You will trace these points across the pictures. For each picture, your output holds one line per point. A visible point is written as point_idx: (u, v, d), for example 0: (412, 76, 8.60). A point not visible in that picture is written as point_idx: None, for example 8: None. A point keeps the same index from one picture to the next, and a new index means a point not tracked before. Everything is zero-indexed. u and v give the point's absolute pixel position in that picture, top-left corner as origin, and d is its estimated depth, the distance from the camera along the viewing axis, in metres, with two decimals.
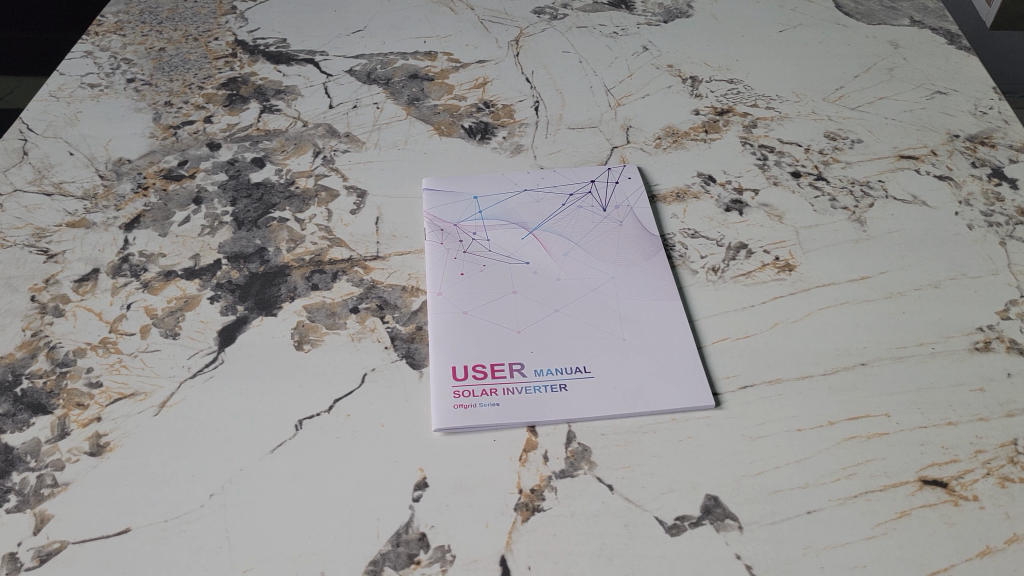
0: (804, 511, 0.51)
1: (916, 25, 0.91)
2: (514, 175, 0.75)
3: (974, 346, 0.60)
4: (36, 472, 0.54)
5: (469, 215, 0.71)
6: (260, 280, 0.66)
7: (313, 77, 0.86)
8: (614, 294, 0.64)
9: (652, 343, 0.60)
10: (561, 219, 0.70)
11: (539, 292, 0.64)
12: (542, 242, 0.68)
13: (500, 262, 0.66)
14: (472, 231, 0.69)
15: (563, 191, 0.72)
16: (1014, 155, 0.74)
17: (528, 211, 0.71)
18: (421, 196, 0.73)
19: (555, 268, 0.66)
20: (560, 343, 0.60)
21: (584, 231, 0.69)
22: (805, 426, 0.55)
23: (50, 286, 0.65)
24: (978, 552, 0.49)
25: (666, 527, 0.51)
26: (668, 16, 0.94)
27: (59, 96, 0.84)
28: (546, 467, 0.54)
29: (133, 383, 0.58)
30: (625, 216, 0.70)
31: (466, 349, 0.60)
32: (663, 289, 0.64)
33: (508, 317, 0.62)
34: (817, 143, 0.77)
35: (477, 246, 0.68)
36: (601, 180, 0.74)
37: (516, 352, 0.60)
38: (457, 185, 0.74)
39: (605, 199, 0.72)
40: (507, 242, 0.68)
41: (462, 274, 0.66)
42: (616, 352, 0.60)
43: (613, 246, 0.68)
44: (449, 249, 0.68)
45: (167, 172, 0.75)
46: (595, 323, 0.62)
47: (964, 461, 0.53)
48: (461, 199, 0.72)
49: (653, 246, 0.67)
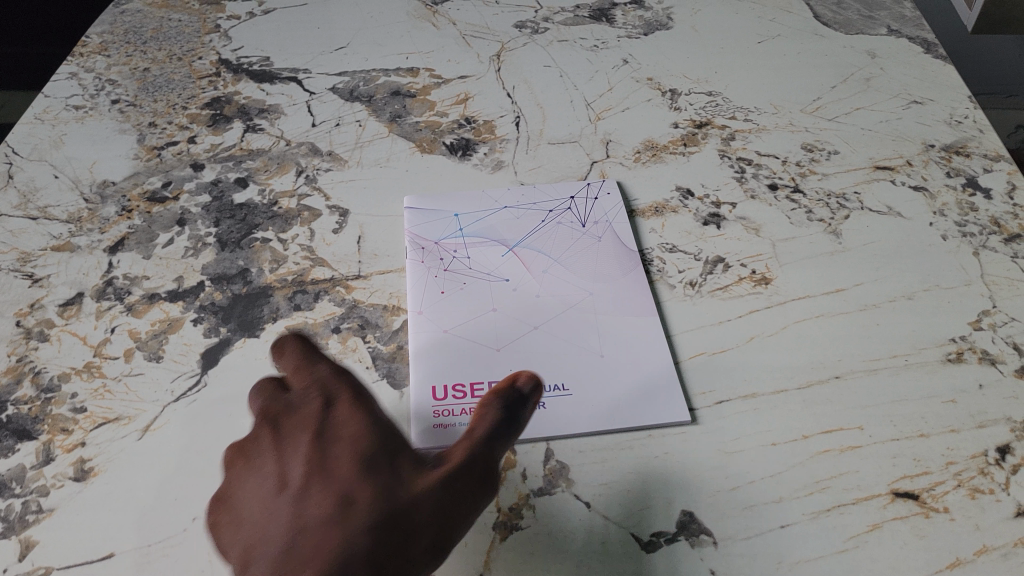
0: (778, 526, 0.52)
1: (894, 33, 0.92)
2: (495, 192, 0.75)
3: (947, 357, 0.60)
4: (21, 498, 0.54)
5: (449, 232, 0.71)
6: (243, 302, 0.66)
7: (296, 96, 0.87)
8: (593, 310, 0.64)
9: (630, 359, 0.61)
10: (540, 235, 0.71)
11: (519, 310, 0.65)
12: (523, 260, 0.69)
13: (481, 280, 0.67)
14: (453, 249, 0.70)
15: (543, 207, 0.73)
16: (988, 165, 0.75)
17: (508, 228, 0.71)
18: (403, 213, 0.74)
19: (534, 285, 0.67)
20: (539, 361, 0.61)
21: (564, 247, 0.70)
22: (779, 440, 0.56)
23: (35, 310, 0.66)
24: (947, 565, 0.50)
25: (642, 543, 0.51)
26: (649, 28, 0.95)
27: (44, 118, 0.85)
28: (525, 485, 0.54)
29: (118, 408, 0.59)
30: (605, 232, 0.71)
31: (446, 368, 0.61)
32: (642, 304, 0.65)
33: (488, 335, 0.63)
34: (794, 155, 0.77)
35: (458, 264, 0.69)
36: (581, 196, 0.74)
37: (495, 370, 0.60)
38: (438, 202, 0.75)
39: (585, 214, 0.73)
40: (487, 260, 0.69)
41: (443, 292, 0.66)
42: (593, 368, 0.60)
43: (592, 262, 0.68)
44: (430, 267, 0.68)
45: (151, 194, 0.76)
46: (574, 339, 0.62)
47: (935, 473, 0.54)
48: (442, 217, 0.73)
49: (631, 262, 0.68)
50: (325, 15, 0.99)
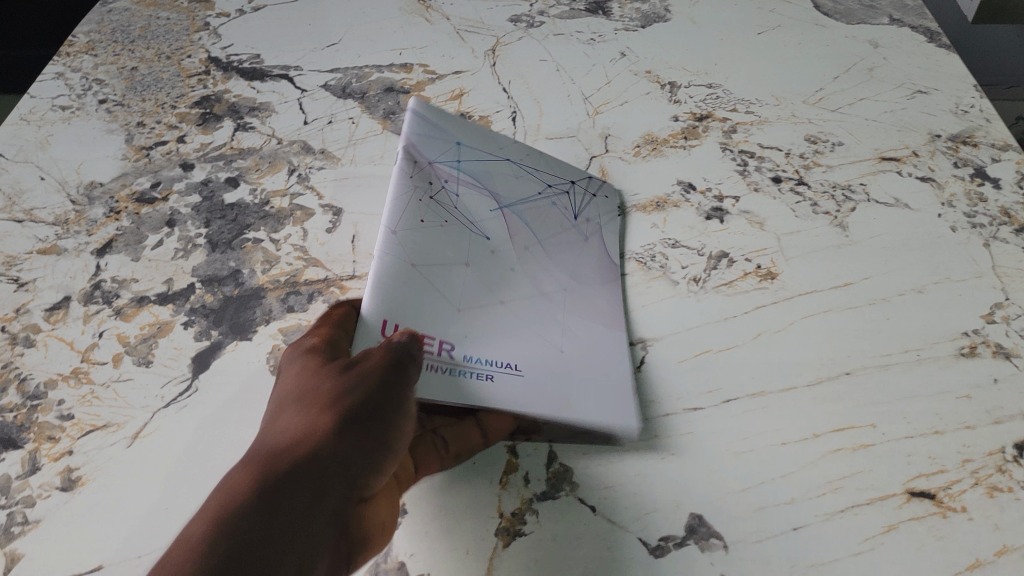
0: (790, 528, 0.50)
1: (896, 23, 0.90)
2: (503, 146, 0.73)
3: (960, 352, 0.59)
4: (6, 509, 0.53)
5: (447, 158, 0.69)
6: (235, 304, 0.65)
7: (288, 93, 0.85)
8: (565, 306, 0.62)
9: (592, 364, 0.59)
10: (531, 208, 0.68)
11: (489, 273, 0.62)
12: (507, 224, 0.66)
13: (461, 225, 0.64)
14: (445, 178, 0.67)
15: (542, 181, 0.71)
16: (996, 154, 0.74)
17: (505, 187, 0.69)
18: (411, 117, 0.71)
19: (512, 254, 0.64)
20: (501, 336, 0.59)
21: (548, 230, 0.67)
22: (789, 440, 0.54)
23: (20, 315, 0.64)
24: (967, 566, 0.48)
25: (650, 548, 0.50)
26: (646, 21, 0.93)
27: (30, 119, 0.83)
28: (527, 490, 0.53)
29: (106, 415, 0.57)
30: (594, 234, 0.68)
31: (403, 298, 0.57)
32: (612, 316, 0.62)
33: (457, 288, 0.60)
34: (797, 147, 0.76)
35: (445, 196, 0.65)
36: (581, 185, 0.72)
37: (450, 329, 0.57)
38: (444, 125, 0.72)
39: (579, 205, 0.70)
40: (474, 206, 0.66)
41: (423, 219, 0.62)
42: (556, 361, 0.58)
43: (573, 257, 0.66)
44: (420, 189, 0.65)
45: (139, 195, 0.74)
46: (541, 329, 0.60)
47: (952, 471, 0.52)
48: (445, 138, 0.71)
49: (610, 272, 0.66)
50: (315, 11, 0.97)
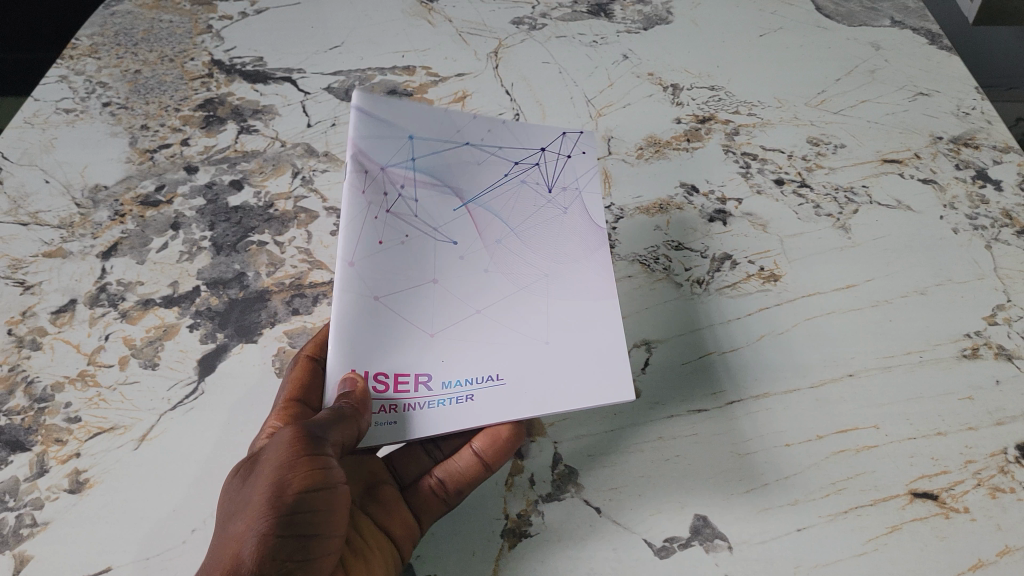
0: (794, 529, 0.51)
1: (897, 25, 0.90)
2: (458, 116, 0.60)
3: (962, 354, 0.60)
4: (15, 512, 0.53)
5: (399, 159, 0.57)
6: (240, 307, 0.65)
7: (291, 96, 0.85)
8: (547, 296, 0.56)
9: (580, 346, 0.55)
10: (500, 191, 0.59)
11: (461, 281, 0.56)
12: (475, 220, 0.58)
13: (425, 236, 0.56)
14: (400, 183, 0.57)
15: (508, 154, 0.60)
16: (997, 156, 0.74)
17: (467, 170, 0.59)
18: (351, 117, 0.57)
19: (483, 257, 0.57)
20: (477, 351, 0.54)
21: (524, 215, 0.59)
22: (794, 441, 0.55)
23: (27, 318, 0.64)
24: (970, 566, 0.49)
25: (655, 549, 0.50)
26: (648, 23, 0.93)
27: (34, 122, 0.82)
28: (533, 492, 0.53)
29: (113, 417, 0.58)
30: (574, 204, 0.60)
31: (371, 343, 0.53)
32: (601, 286, 0.57)
33: (423, 311, 0.54)
34: (799, 149, 0.76)
35: (403, 206, 0.56)
36: (553, 149, 0.62)
37: (423, 359, 0.53)
38: (392, 113, 0.58)
39: (552, 174, 0.61)
40: (437, 212, 0.57)
41: (379, 243, 0.55)
42: (542, 363, 0.54)
43: (553, 237, 0.59)
44: (371, 204, 0.55)
45: (144, 197, 0.74)
46: (520, 325, 0.55)
47: (954, 472, 0.53)
48: (393, 133, 0.57)
49: (597, 239, 0.59)
50: (316, 9, 0.97)
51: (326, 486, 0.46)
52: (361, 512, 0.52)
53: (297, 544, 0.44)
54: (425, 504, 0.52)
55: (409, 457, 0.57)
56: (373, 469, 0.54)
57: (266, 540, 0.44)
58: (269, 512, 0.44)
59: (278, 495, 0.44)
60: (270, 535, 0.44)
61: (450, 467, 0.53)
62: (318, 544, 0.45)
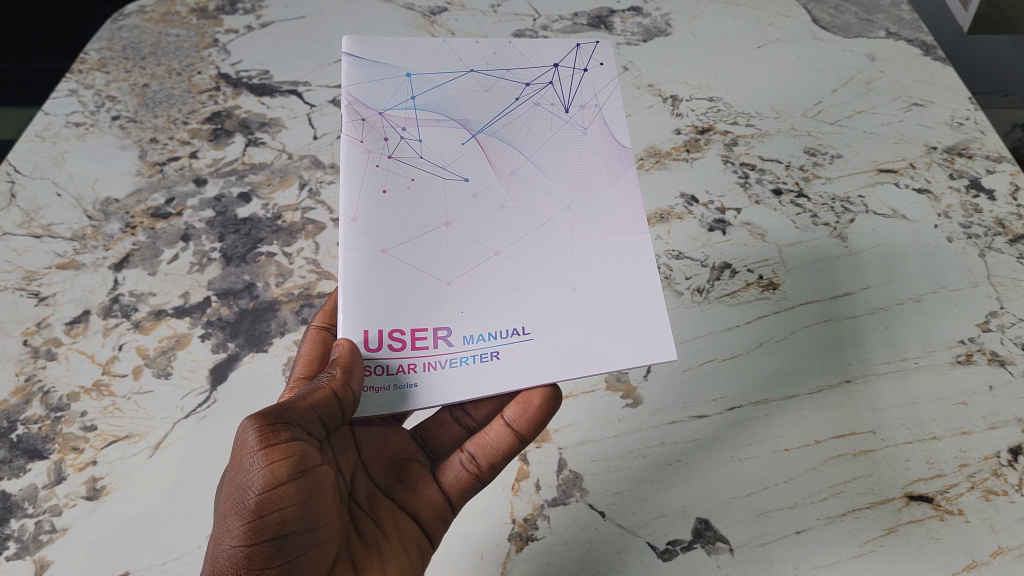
0: (794, 531, 0.53)
1: (892, 37, 0.91)
2: (460, 45, 0.60)
3: (956, 360, 0.61)
4: (35, 518, 0.55)
5: (398, 99, 0.57)
6: (250, 317, 0.67)
7: (297, 108, 0.84)
8: (568, 227, 0.55)
9: (611, 290, 0.53)
10: (511, 119, 0.58)
11: (477, 222, 0.54)
12: (486, 153, 0.56)
13: (433, 177, 0.55)
14: (401, 125, 0.56)
15: (519, 77, 0.59)
16: (991, 166, 0.76)
17: (473, 103, 0.58)
18: (343, 65, 0.57)
19: (499, 191, 0.55)
20: (497, 299, 0.52)
21: (539, 142, 0.57)
22: (792, 446, 0.57)
23: (41, 328, 0.66)
24: (963, 567, 0.52)
25: (659, 552, 0.53)
26: (647, 35, 0.91)
27: (44, 135, 0.83)
28: (538, 495, 0.56)
29: (128, 426, 0.60)
30: (593, 121, 0.59)
31: (385, 299, 0.51)
32: (624, 218, 0.56)
33: (439, 257, 0.53)
34: (797, 160, 0.77)
35: (405, 148, 0.55)
36: (567, 64, 0.60)
37: (441, 310, 0.52)
38: (388, 57, 0.58)
39: (568, 93, 0.59)
40: (445, 147, 0.56)
41: (384, 190, 0.54)
42: (567, 307, 0.53)
43: (569, 163, 0.57)
44: (371, 150, 0.55)
45: (154, 210, 0.75)
46: (542, 263, 0.54)
47: (949, 475, 0.55)
48: (390, 74, 0.58)
49: (620, 164, 0.58)
50: (314, 13, 0.95)
51: (299, 474, 0.45)
52: (386, 497, 0.54)
53: (276, 546, 0.44)
54: (456, 480, 0.55)
55: (441, 426, 0.59)
56: (402, 448, 0.57)
57: (243, 552, 0.43)
58: (242, 521, 0.43)
59: (247, 500, 0.43)
60: (246, 545, 0.43)
61: (481, 443, 0.55)
62: (300, 539, 0.45)
